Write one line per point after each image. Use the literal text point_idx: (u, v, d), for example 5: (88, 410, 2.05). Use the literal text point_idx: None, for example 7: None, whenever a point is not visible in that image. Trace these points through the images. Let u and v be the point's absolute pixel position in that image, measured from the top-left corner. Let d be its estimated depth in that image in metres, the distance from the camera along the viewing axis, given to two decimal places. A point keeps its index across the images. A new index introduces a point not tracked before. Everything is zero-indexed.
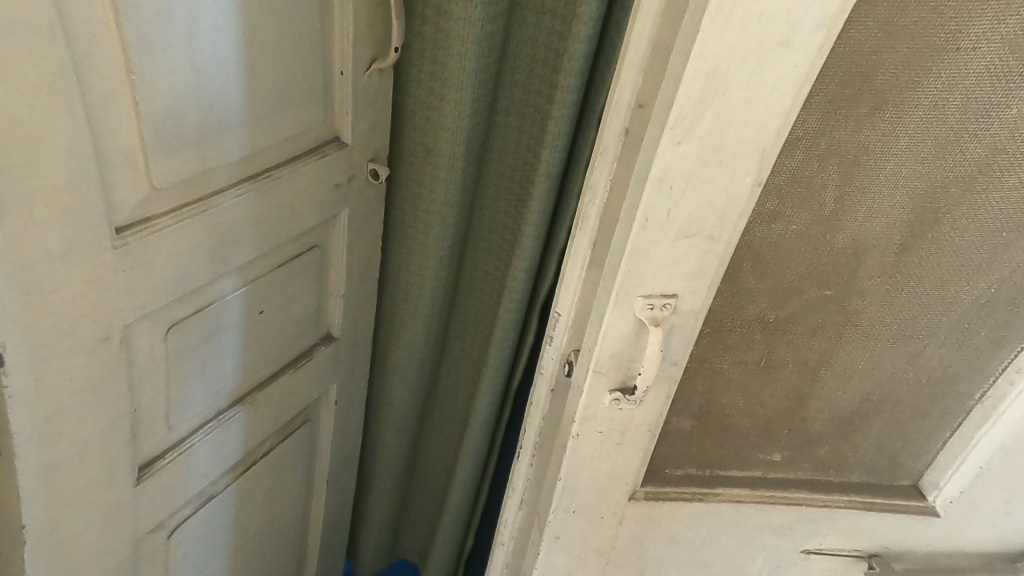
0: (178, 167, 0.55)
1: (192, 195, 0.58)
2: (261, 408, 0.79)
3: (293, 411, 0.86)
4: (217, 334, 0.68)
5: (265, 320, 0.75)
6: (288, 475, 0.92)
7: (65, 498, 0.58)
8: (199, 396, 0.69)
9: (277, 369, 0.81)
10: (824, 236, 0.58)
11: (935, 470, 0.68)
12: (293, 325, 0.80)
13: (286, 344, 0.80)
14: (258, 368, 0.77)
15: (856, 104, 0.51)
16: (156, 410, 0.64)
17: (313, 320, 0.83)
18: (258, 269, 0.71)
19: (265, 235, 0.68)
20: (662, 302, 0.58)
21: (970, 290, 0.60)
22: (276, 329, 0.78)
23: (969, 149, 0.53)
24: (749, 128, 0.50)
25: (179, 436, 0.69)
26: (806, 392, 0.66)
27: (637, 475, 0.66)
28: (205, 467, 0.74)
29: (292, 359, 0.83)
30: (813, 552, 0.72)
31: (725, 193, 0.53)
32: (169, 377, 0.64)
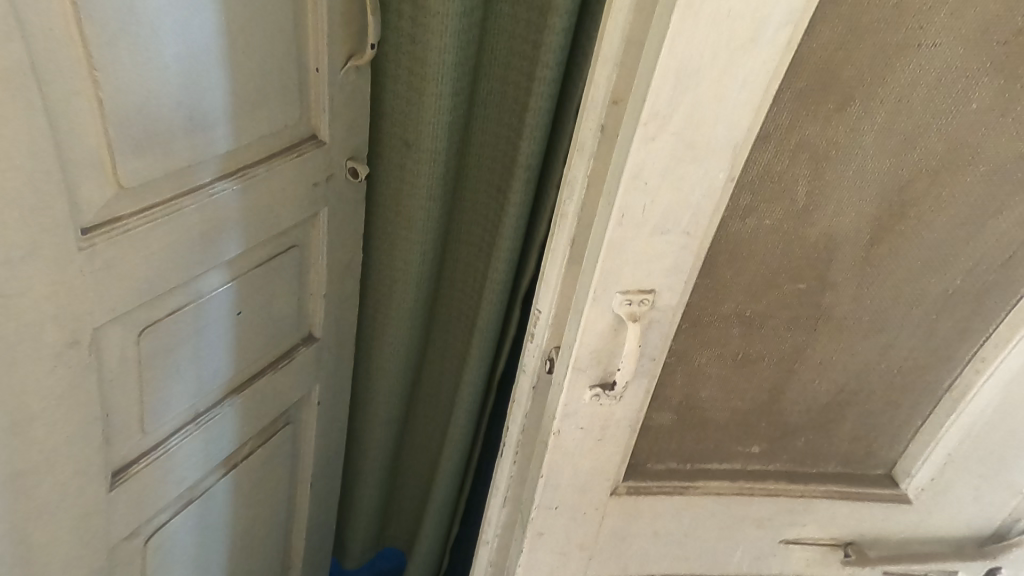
0: (146, 166, 0.54)
1: (163, 194, 0.57)
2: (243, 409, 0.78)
3: (274, 415, 0.85)
4: (194, 336, 0.67)
5: (243, 322, 0.74)
6: (270, 480, 0.90)
7: (33, 507, 0.56)
8: (178, 398, 0.68)
9: (258, 371, 0.80)
10: (796, 231, 0.59)
11: (907, 459, 0.70)
12: (273, 326, 0.79)
13: (266, 346, 0.79)
14: (237, 371, 0.76)
15: (823, 101, 0.52)
16: (129, 415, 0.63)
17: (293, 321, 0.82)
18: (235, 270, 0.70)
19: (241, 235, 0.67)
20: (640, 297, 0.58)
21: (936, 282, 0.61)
22: (255, 330, 0.76)
23: (934, 142, 0.55)
24: (721, 123, 0.51)
25: (157, 439, 0.68)
26: (782, 385, 0.67)
27: (619, 470, 0.67)
28: (185, 471, 0.72)
29: (273, 362, 0.82)
30: (792, 542, 0.74)
31: (699, 188, 0.54)
32: (143, 381, 0.63)
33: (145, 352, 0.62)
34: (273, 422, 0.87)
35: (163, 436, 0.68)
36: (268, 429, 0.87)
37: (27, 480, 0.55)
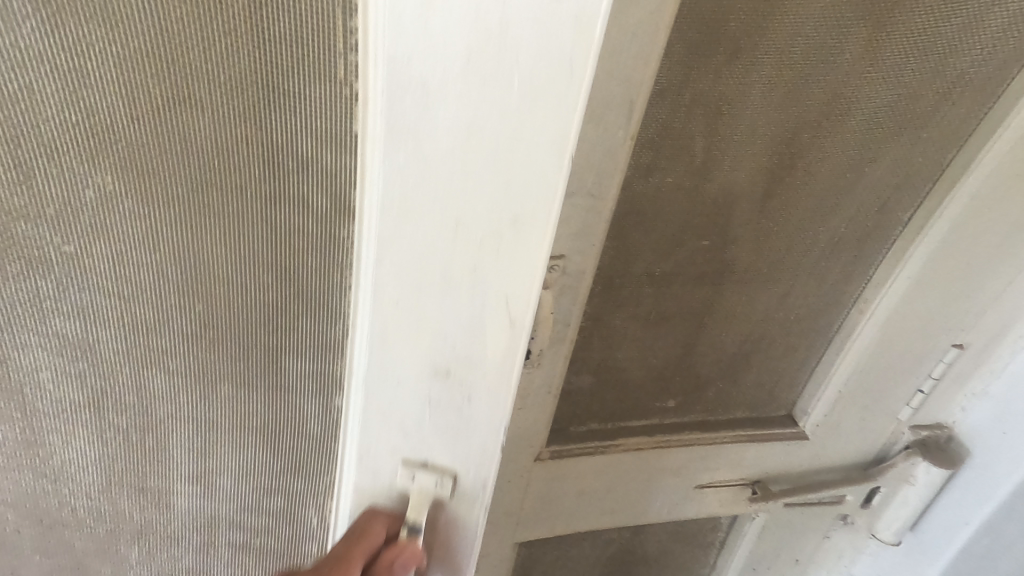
0: (77, 16, 0.34)
1: (157, 80, 0.36)
2: (204, 421, 0.52)
3: (257, 454, 0.54)
4: (173, 310, 0.46)
5: (244, 286, 0.44)
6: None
7: (367, 486, 0.50)
8: (137, 390, 0.51)
9: (335, 390, 0.49)
10: (696, 188, 0.60)
11: (806, 399, 0.75)
12: (312, 322, 0.45)
13: (324, 358, 0.47)
14: (190, 388, 0.50)
15: (711, 55, 0.52)
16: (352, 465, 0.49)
17: (329, 306, 0.45)
18: (241, 176, 0.40)
19: (292, 114, 0.38)
20: (550, 262, 0.57)
21: (824, 230, 0.65)
22: (242, 293, 0.45)
23: (814, 94, 0.56)
24: (615, 79, 0.49)
25: (117, 425, 0.53)
26: (694, 339, 0.69)
27: (541, 436, 0.65)
28: (129, 460, 0.56)
29: (275, 383, 0.49)
30: (707, 486, 0.75)
31: (600, 148, 0.53)
32: (122, 369, 0.50)
33: (473, 358, 0.41)
34: (284, 492, 0.56)
35: (115, 424, 0.53)
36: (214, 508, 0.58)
37: (415, 471, 0.47)
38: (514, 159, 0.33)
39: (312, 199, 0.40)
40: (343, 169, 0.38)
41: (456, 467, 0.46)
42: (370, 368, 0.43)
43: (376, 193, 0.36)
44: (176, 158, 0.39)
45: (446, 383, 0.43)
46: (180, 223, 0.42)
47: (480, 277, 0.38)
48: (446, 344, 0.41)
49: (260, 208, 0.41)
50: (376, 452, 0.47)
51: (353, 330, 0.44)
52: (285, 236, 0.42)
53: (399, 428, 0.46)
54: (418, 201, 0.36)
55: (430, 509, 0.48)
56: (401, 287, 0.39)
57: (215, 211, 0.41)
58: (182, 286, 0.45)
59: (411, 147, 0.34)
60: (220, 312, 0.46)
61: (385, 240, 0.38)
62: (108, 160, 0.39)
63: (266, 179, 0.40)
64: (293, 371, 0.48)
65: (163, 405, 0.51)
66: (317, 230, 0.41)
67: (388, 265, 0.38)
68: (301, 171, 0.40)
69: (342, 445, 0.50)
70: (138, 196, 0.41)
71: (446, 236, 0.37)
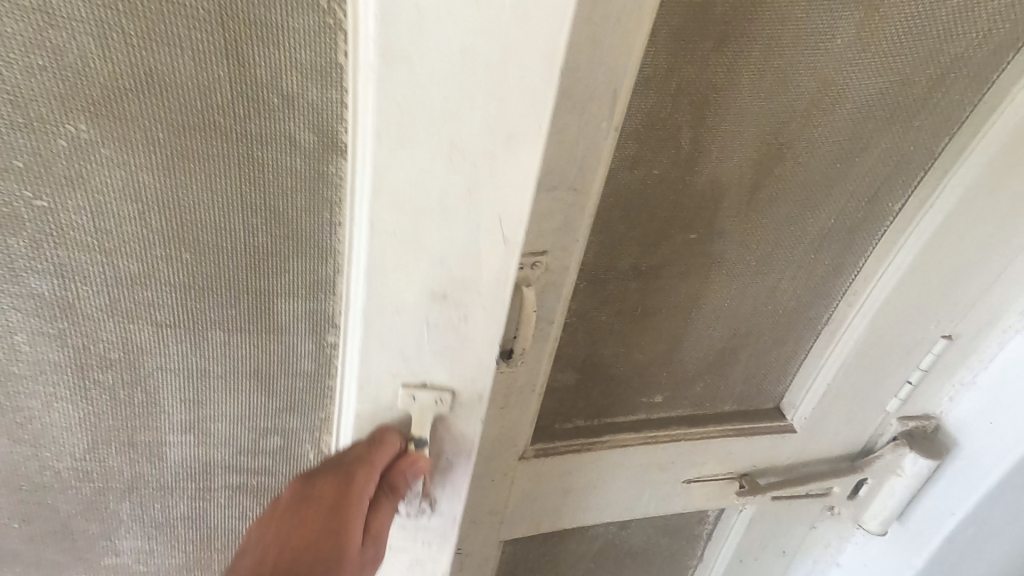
0: None
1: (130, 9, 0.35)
2: (198, 369, 0.50)
3: (256, 397, 0.53)
4: (155, 269, 0.45)
5: (229, 240, 0.44)
6: (417, 534, 0.56)
7: (368, 413, 0.50)
8: (121, 342, 0.48)
9: (328, 326, 0.49)
10: (682, 180, 0.58)
11: (794, 391, 0.74)
12: (301, 290, 0.47)
13: (316, 294, 0.47)
14: (181, 380, 0.51)
15: (698, 41, 0.50)
16: (350, 402, 0.51)
17: (320, 246, 0.45)
18: (224, 115, 0.39)
19: (275, 46, 0.37)
20: (532, 260, 0.56)
21: (813, 221, 0.63)
22: (231, 240, 0.44)
23: (805, 81, 0.53)
24: (598, 68, 0.47)
25: (101, 380, 0.50)
26: (680, 334, 0.68)
27: (525, 435, 0.64)
28: (116, 418, 0.53)
29: (266, 372, 0.51)
30: (693, 481, 0.75)
31: (583, 140, 0.51)
32: (101, 322, 0.47)
33: (470, 278, 0.43)
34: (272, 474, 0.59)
35: (99, 379, 0.50)
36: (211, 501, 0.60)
37: (416, 392, 0.49)
38: (505, 77, 0.36)
39: (299, 136, 0.40)
40: (331, 101, 0.39)
41: (456, 385, 0.49)
42: (369, 300, 0.44)
43: (369, 120, 0.37)
44: (152, 98, 0.38)
45: (445, 303, 0.45)
46: (161, 169, 0.41)
47: (476, 198, 0.40)
48: (443, 266, 0.43)
49: (245, 149, 0.41)
50: (375, 380, 0.48)
51: (347, 265, 0.44)
52: (273, 177, 0.42)
53: (399, 356, 0.47)
54: (413, 125, 0.37)
55: (432, 426, 0.50)
56: (399, 214, 0.40)
57: (198, 153, 0.41)
58: (165, 237, 0.43)
59: (405, 71, 0.35)
60: (208, 260, 0.45)
61: (382, 168, 0.39)
62: (78, 102, 0.38)
63: (250, 118, 0.40)
64: (289, 311, 0.48)
65: (151, 357, 0.49)
66: (307, 168, 0.42)
67: (385, 192, 0.39)
68: (287, 105, 0.39)
69: (339, 380, 0.51)
70: (114, 141, 0.39)
71: (442, 161, 0.38)
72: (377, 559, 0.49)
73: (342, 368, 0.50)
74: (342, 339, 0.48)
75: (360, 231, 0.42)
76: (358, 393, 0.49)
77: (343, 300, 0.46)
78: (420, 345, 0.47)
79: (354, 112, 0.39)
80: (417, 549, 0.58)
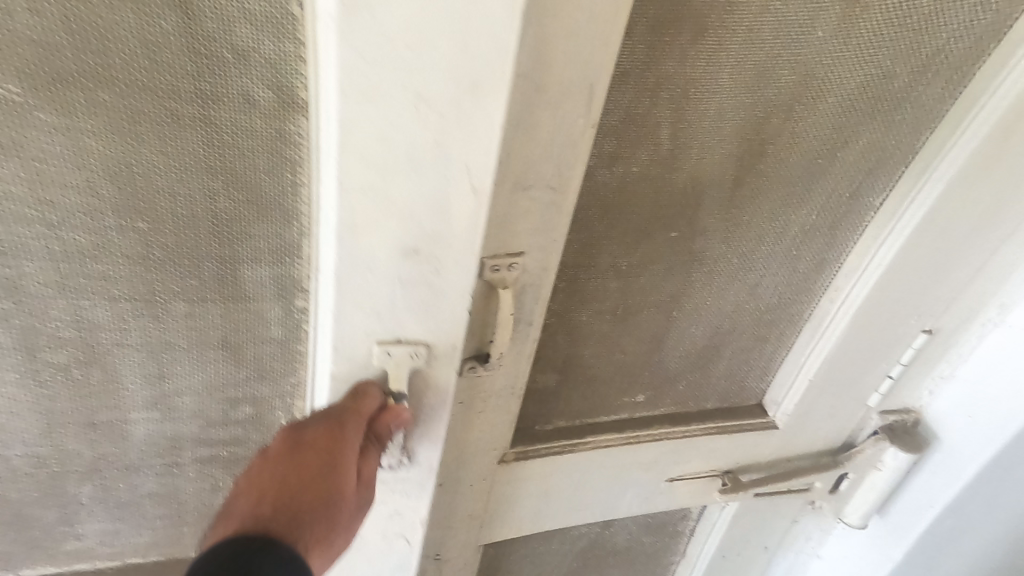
0: None
1: None
2: (159, 343, 0.49)
3: (223, 366, 0.51)
4: (108, 244, 0.43)
5: (188, 208, 0.43)
6: (395, 486, 0.57)
7: (344, 373, 0.50)
8: (73, 321, 0.46)
9: (296, 290, 0.49)
10: (663, 177, 0.56)
11: (777, 388, 0.74)
12: (267, 256, 0.47)
13: (281, 260, 0.47)
14: (148, 373, 0.50)
15: (676, 34, 0.48)
16: (322, 369, 0.50)
17: (284, 207, 0.45)
18: (174, 73, 0.38)
19: None
20: (509, 261, 0.54)
21: (795, 218, 0.62)
22: (190, 206, 0.43)
23: (785, 75, 0.52)
24: (572, 61, 0.45)
25: (52, 362, 0.48)
26: (662, 333, 0.67)
27: (505, 438, 0.64)
28: (71, 401, 0.50)
29: (239, 363, 0.52)
30: (676, 479, 0.75)
31: (559, 137, 0.49)
32: (49, 301, 0.44)
33: (441, 230, 0.44)
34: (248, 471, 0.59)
35: (51, 360, 0.47)
36: (194, 504, 0.61)
37: (390, 348, 0.49)
38: (468, 23, 0.36)
39: (256, 94, 0.40)
40: (287, 56, 0.39)
41: (430, 339, 0.50)
42: (340, 262, 0.44)
43: (331, 72, 0.36)
44: (94, 55, 0.36)
45: (415, 257, 0.45)
46: (108, 133, 0.39)
47: (444, 148, 0.40)
48: (414, 220, 0.43)
49: (199, 110, 0.39)
50: (349, 341, 0.48)
51: (315, 225, 0.44)
52: (231, 139, 0.41)
53: (372, 315, 0.47)
54: (377, 76, 0.36)
55: (408, 380, 0.51)
56: (367, 171, 0.40)
57: (149, 114, 0.39)
58: (119, 205, 0.42)
59: (368, 19, 0.34)
60: (167, 227, 0.43)
61: (348, 125, 0.38)
62: (8, 61, 0.35)
63: (203, 76, 0.38)
64: (254, 278, 0.47)
65: (108, 334, 0.47)
66: (266, 128, 0.41)
67: (352, 149, 0.39)
68: (241, 62, 0.38)
69: (312, 342, 0.50)
70: (56, 105, 0.37)
71: (407, 111, 0.38)
72: (367, 500, 0.49)
73: (314, 331, 0.50)
74: (314, 303, 0.48)
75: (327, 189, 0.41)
76: (331, 358, 0.49)
77: (313, 262, 0.46)
78: (393, 303, 0.47)
79: (314, 66, 0.38)
80: (396, 501, 0.58)
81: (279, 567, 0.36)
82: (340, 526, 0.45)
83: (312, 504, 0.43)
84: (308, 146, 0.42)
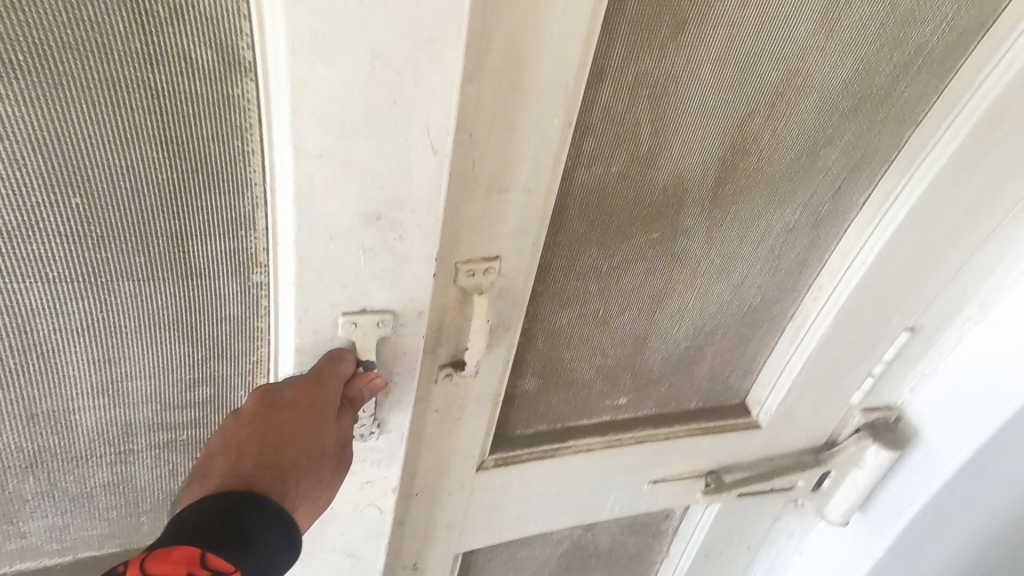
0: None
1: None
2: (105, 326, 0.45)
3: (181, 367, 0.50)
4: (42, 228, 0.40)
5: (131, 184, 0.40)
6: (365, 456, 0.55)
7: (309, 345, 0.48)
8: (3, 302, 0.41)
9: (252, 264, 0.47)
10: (643, 177, 0.55)
11: (760, 388, 0.74)
12: (219, 231, 0.44)
13: (235, 234, 0.45)
14: (99, 382, 0.48)
15: (654, 28, 0.46)
16: (286, 348, 0.49)
17: (234, 178, 0.42)
18: (102, 30, 0.35)
19: None
20: (484, 266, 0.52)
21: (778, 218, 0.61)
22: (133, 179, 0.40)
23: (768, 71, 0.50)
24: (548, 57, 0.43)
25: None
26: (644, 335, 0.66)
27: (484, 444, 0.63)
28: (5, 392, 0.45)
29: (200, 374, 0.51)
30: (659, 481, 0.75)
31: (534, 138, 0.47)
32: None
33: (404, 194, 0.42)
34: None
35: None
36: (155, 522, 0.58)
37: (356, 317, 0.47)
38: None
39: (196, 55, 0.37)
40: (224, 12, 0.36)
41: (397, 306, 0.48)
42: (298, 230, 0.42)
43: (278, 29, 0.34)
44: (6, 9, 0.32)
45: (379, 221, 0.43)
46: (30, 99, 0.35)
47: (402, 109, 0.39)
48: (375, 185, 0.41)
49: (134, 72, 0.36)
50: (313, 313, 0.46)
51: (270, 195, 0.42)
52: (172, 104, 0.38)
53: (336, 284, 0.45)
54: (327, 34, 0.35)
55: (377, 349, 0.50)
56: (323, 135, 0.38)
57: (75, 77, 0.35)
58: (48, 179, 0.38)
59: None
60: (106, 204, 0.40)
61: (302, 85, 0.36)
62: None
63: (135, 34, 0.35)
64: (207, 252, 0.45)
65: (44, 319, 0.43)
66: (210, 90, 0.39)
67: (306, 112, 0.37)
68: (177, 17, 0.35)
69: (273, 319, 0.49)
70: None
71: (362, 72, 0.37)
72: (349, 458, 0.47)
73: (276, 305, 0.47)
74: (274, 277, 0.46)
75: (282, 155, 0.39)
76: (294, 333, 0.47)
77: (271, 234, 0.44)
78: (358, 273, 0.45)
79: (259, 23, 0.36)
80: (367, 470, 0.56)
81: (263, 529, 0.35)
82: (325, 482, 0.42)
83: (294, 462, 0.41)
84: (257, 110, 0.40)
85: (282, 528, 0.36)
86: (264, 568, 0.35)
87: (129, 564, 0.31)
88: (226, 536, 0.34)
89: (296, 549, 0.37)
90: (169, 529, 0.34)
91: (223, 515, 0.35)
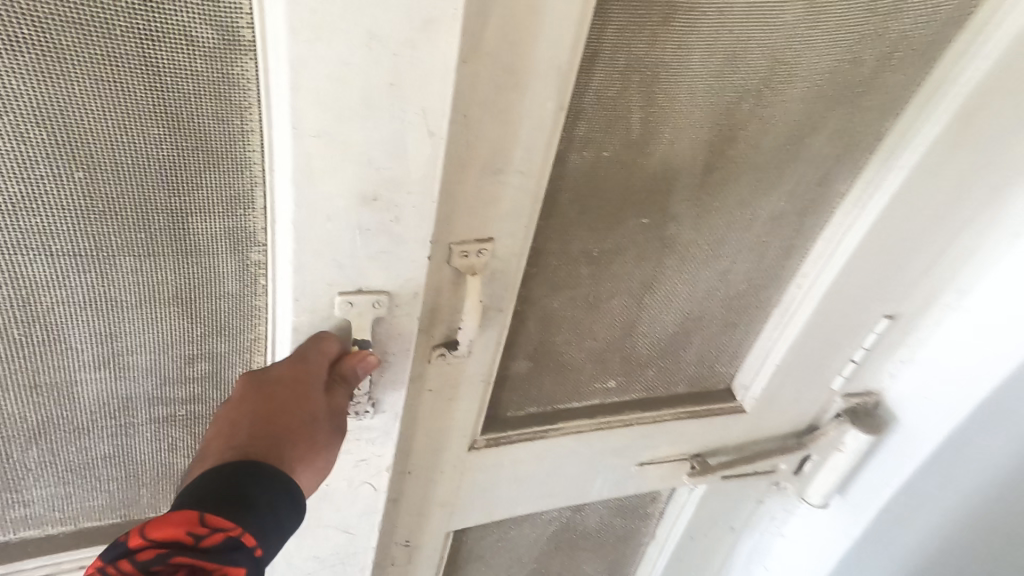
0: None
1: None
2: (102, 302, 0.45)
3: (177, 341, 0.49)
4: (40, 203, 0.39)
5: (131, 161, 0.40)
6: (359, 436, 0.55)
7: (305, 324, 0.49)
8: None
9: (250, 241, 0.47)
10: (634, 162, 0.56)
11: (745, 373, 0.76)
12: (218, 209, 0.44)
13: (234, 212, 0.45)
14: (93, 359, 0.47)
15: (645, 15, 0.47)
16: (283, 325, 0.49)
17: (233, 154, 0.42)
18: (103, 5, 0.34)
19: None
20: (478, 247, 0.53)
21: (764, 206, 0.63)
22: (132, 155, 0.40)
23: (755, 59, 0.52)
24: (541, 40, 0.44)
25: None
26: (634, 320, 0.67)
27: (476, 424, 0.64)
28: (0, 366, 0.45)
29: (197, 347, 0.51)
30: (647, 463, 0.77)
31: (528, 120, 0.47)
32: None
33: (401, 176, 0.43)
34: None
35: None
36: (151, 499, 0.58)
37: (351, 297, 0.48)
38: None
39: (197, 34, 0.37)
40: None
41: (393, 288, 0.49)
42: (297, 208, 0.42)
43: (278, 8, 0.35)
44: None
45: (375, 201, 0.44)
46: (30, 72, 0.35)
47: (399, 91, 0.39)
48: (372, 164, 0.42)
49: (134, 48, 0.36)
50: (309, 290, 0.47)
51: (268, 173, 0.42)
52: (173, 82, 0.38)
53: (332, 265, 0.46)
54: (325, 12, 0.35)
55: (372, 328, 0.50)
56: (322, 114, 0.39)
57: (74, 49, 0.35)
58: (48, 152, 0.38)
59: None
60: (106, 179, 0.40)
61: (301, 64, 0.37)
62: None
63: (135, 10, 0.35)
64: (206, 230, 0.45)
65: (43, 296, 0.43)
66: (211, 70, 0.39)
67: (305, 90, 0.37)
68: None
69: (270, 298, 0.49)
70: None
71: (359, 51, 0.37)
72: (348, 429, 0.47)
73: (273, 283, 0.48)
74: (272, 256, 0.47)
75: (280, 133, 0.40)
76: (290, 312, 0.48)
77: (269, 213, 0.44)
78: (354, 253, 0.46)
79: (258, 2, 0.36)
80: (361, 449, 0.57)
81: (265, 493, 0.36)
82: (325, 446, 0.43)
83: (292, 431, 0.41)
84: (256, 88, 0.40)
85: (283, 491, 0.36)
86: (270, 528, 0.35)
87: (132, 531, 0.32)
88: (229, 499, 0.34)
89: (301, 509, 0.37)
90: (177, 499, 0.35)
91: (228, 481, 0.35)
